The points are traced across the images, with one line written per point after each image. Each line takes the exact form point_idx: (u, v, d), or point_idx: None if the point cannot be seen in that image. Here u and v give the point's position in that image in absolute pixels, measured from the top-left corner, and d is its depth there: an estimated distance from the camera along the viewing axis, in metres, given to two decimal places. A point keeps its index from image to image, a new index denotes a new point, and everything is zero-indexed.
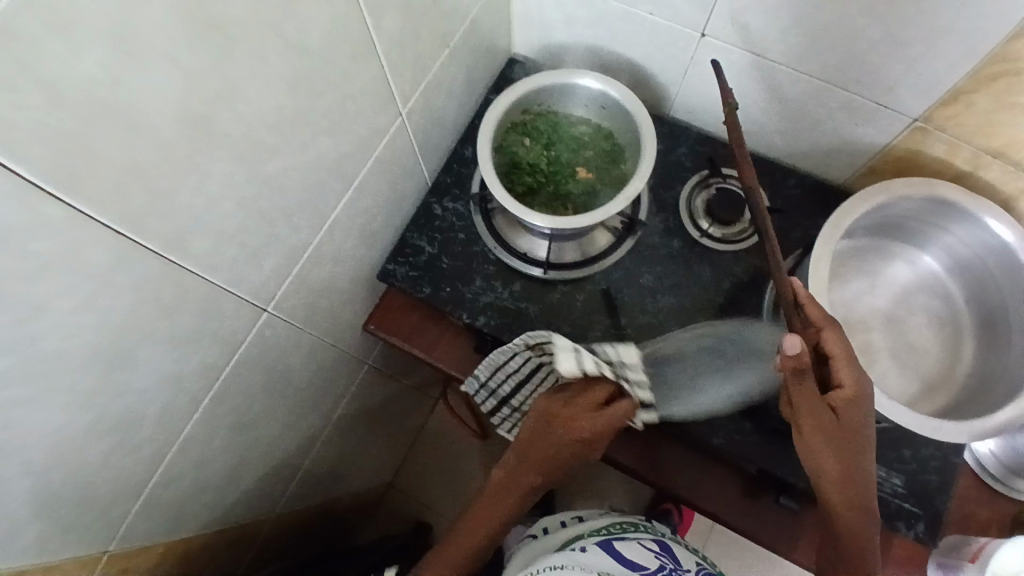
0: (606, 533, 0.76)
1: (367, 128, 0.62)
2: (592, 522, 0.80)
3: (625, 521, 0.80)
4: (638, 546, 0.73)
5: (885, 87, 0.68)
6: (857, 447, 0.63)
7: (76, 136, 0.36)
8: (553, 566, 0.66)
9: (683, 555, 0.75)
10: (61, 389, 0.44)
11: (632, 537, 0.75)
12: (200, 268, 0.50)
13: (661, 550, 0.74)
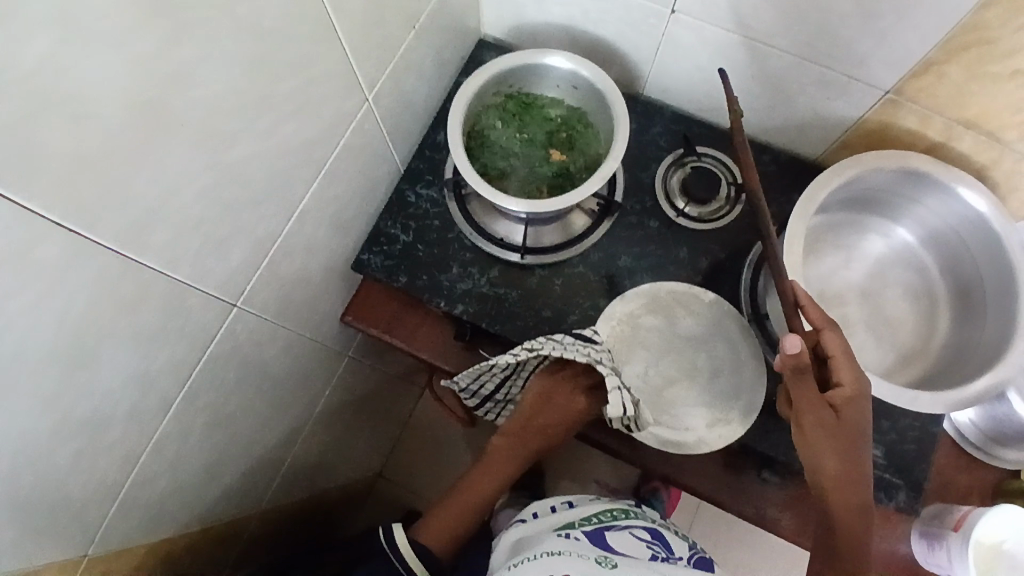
0: (597, 522, 0.76)
1: (332, 113, 0.60)
2: (583, 508, 0.80)
3: (615, 508, 0.80)
4: (629, 536, 0.74)
5: (856, 59, 0.67)
6: (858, 448, 0.64)
7: (19, 128, 0.34)
8: (551, 552, 0.67)
9: (676, 543, 0.76)
10: (20, 392, 0.42)
11: (624, 526, 0.76)
12: (162, 261, 0.48)
13: (653, 540, 0.74)
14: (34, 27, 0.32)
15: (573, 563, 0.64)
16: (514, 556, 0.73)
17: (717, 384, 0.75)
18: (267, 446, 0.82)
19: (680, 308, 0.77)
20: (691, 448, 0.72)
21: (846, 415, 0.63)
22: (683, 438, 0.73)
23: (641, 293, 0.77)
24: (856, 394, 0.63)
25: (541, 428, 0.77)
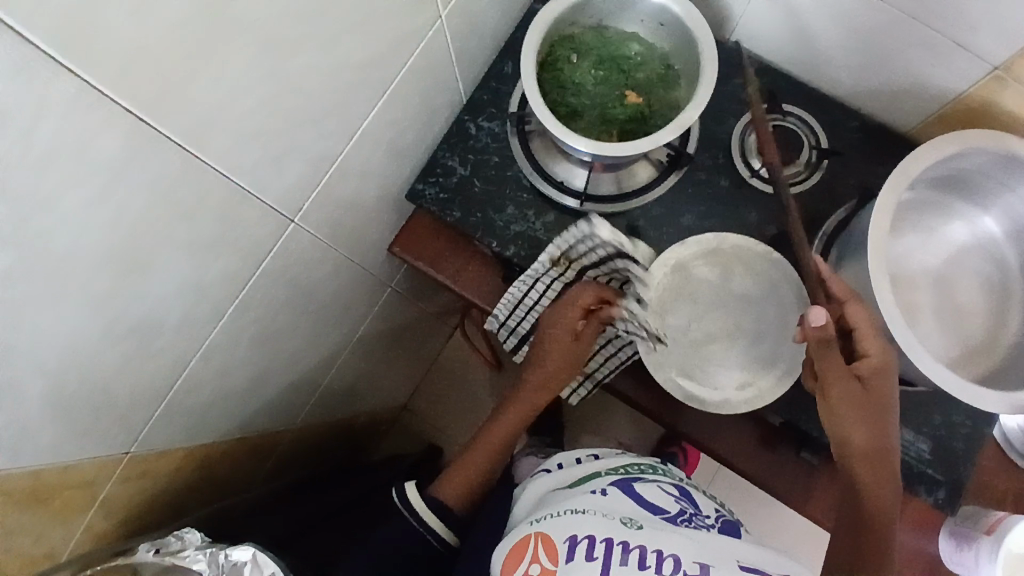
0: (623, 473, 0.74)
1: (402, 30, 0.56)
2: (609, 460, 0.79)
3: (643, 462, 0.78)
4: (658, 489, 0.72)
5: (972, 26, 0.61)
6: (885, 421, 0.63)
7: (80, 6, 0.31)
8: (575, 510, 0.65)
9: (703, 501, 0.74)
10: (75, 289, 0.41)
11: (651, 479, 0.74)
12: (222, 169, 0.46)
13: (681, 495, 0.72)
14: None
15: (598, 522, 0.63)
16: (537, 508, 0.72)
17: (759, 349, 0.72)
18: (305, 366, 0.83)
19: (738, 265, 0.73)
20: (714, 407, 0.71)
21: (873, 386, 0.63)
22: (710, 395, 0.71)
23: (699, 243, 0.72)
24: (882, 365, 0.63)
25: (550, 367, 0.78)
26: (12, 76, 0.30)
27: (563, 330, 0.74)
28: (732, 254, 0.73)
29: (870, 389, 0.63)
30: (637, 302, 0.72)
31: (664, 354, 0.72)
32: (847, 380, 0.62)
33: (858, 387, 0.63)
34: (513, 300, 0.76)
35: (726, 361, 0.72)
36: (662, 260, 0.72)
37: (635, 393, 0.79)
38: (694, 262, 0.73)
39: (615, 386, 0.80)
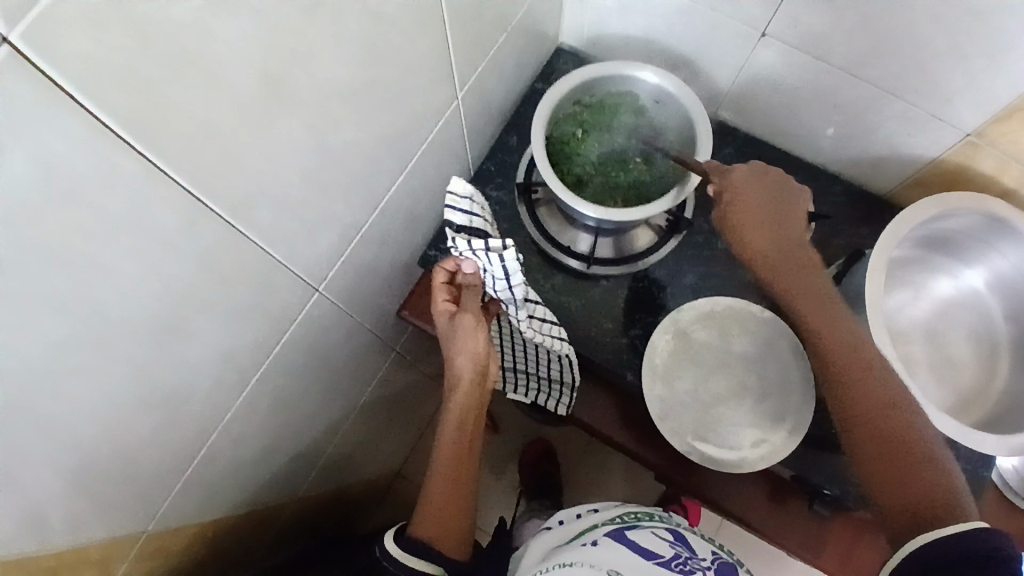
0: (618, 522, 0.73)
1: (426, 107, 0.60)
2: (606, 511, 0.77)
3: (639, 510, 0.76)
4: (652, 536, 0.71)
5: (942, 99, 0.67)
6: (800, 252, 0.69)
7: (159, 86, 0.32)
8: (563, 564, 0.65)
9: (700, 544, 0.73)
10: (119, 361, 0.42)
11: (647, 526, 0.73)
12: (263, 240, 0.48)
13: (675, 540, 0.72)
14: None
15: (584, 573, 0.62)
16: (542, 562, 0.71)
17: (766, 406, 0.74)
18: (313, 433, 0.82)
19: (734, 326, 0.76)
20: (731, 467, 0.72)
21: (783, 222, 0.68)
22: (725, 457, 0.72)
23: (695, 307, 0.76)
24: (787, 228, 0.69)
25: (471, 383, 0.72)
26: (97, 160, 0.32)
27: (444, 323, 0.70)
28: (724, 316, 0.76)
29: (772, 252, 0.68)
30: (646, 369, 0.74)
31: (676, 421, 0.73)
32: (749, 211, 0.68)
33: (777, 252, 0.68)
34: None
35: (733, 420, 0.74)
36: (661, 331, 0.75)
37: (643, 452, 0.80)
38: (690, 329, 0.75)
39: (622, 442, 0.80)
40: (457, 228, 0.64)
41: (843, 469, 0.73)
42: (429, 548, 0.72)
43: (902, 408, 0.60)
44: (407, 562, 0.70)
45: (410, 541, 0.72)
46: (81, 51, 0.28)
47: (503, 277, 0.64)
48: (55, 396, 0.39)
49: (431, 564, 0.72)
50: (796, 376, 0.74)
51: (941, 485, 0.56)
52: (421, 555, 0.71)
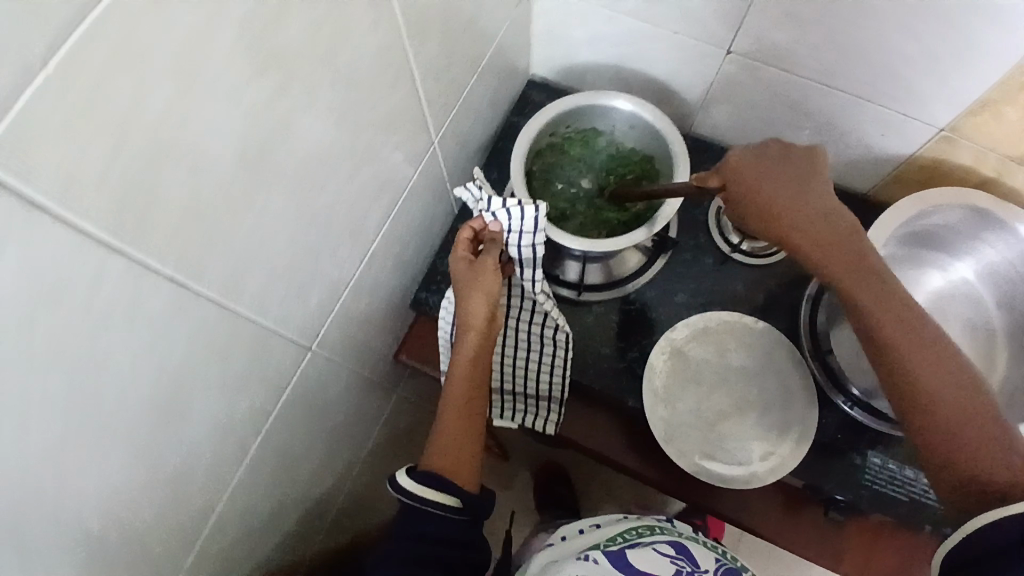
0: (620, 539, 0.70)
1: (404, 159, 0.61)
2: (608, 526, 0.74)
3: (641, 523, 0.73)
4: (652, 553, 0.67)
5: (914, 99, 0.68)
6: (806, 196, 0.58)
7: (136, 186, 0.33)
8: None
9: (704, 552, 0.69)
10: (119, 450, 0.42)
11: (647, 541, 0.69)
12: (253, 310, 0.49)
13: (677, 554, 0.67)
14: (158, 79, 0.31)
15: None
16: None
17: (770, 418, 0.74)
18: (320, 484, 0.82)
19: (730, 340, 0.77)
20: (744, 483, 0.71)
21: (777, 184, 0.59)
22: (735, 473, 0.72)
23: (689, 325, 0.76)
24: (807, 187, 0.58)
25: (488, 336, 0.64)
26: (79, 264, 0.32)
27: (461, 272, 0.62)
28: (716, 331, 0.77)
29: (797, 213, 0.57)
30: (648, 393, 0.74)
31: (682, 441, 0.73)
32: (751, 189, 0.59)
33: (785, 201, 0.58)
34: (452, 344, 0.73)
35: (738, 435, 0.74)
36: (659, 348, 0.75)
37: (652, 473, 0.80)
38: (685, 346, 0.76)
39: (630, 465, 0.80)
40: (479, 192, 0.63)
41: (854, 473, 0.73)
42: (448, 481, 0.59)
43: (961, 372, 0.52)
44: (419, 493, 0.58)
45: (425, 473, 0.59)
46: (55, 164, 0.28)
47: (530, 231, 0.62)
48: (59, 493, 0.38)
49: (447, 496, 0.59)
50: (797, 384, 0.74)
51: (1017, 457, 0.48)
52: (436, 486, 0.58)
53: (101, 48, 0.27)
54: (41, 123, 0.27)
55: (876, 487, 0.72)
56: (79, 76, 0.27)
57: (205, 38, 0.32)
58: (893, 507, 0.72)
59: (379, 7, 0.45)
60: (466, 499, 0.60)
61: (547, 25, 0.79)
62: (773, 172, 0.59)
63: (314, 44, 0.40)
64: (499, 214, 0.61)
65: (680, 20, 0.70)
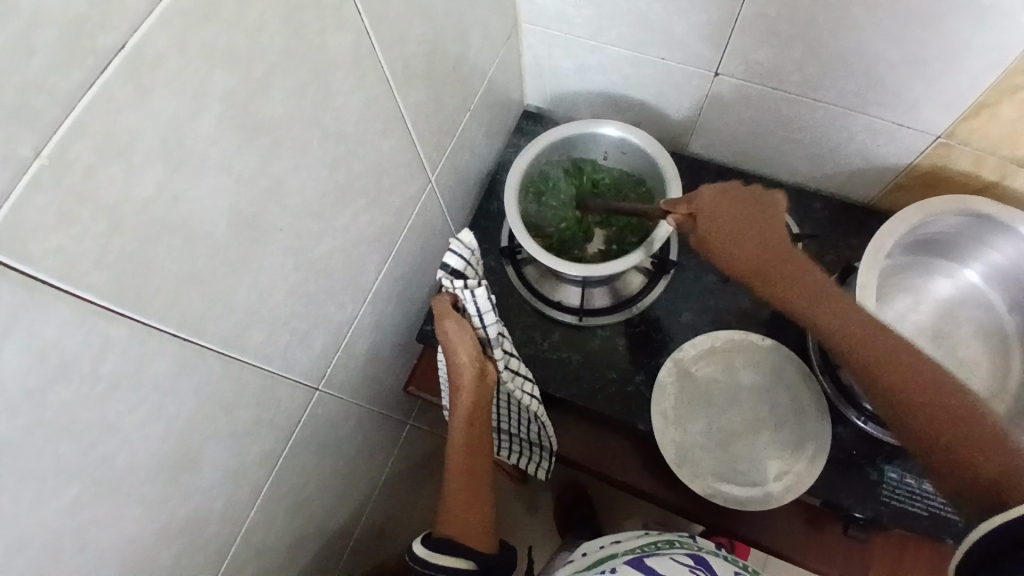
0: (639, 551, 0.69)
1: (401, 198, 0.63)
2: (628, 541, 0.73)
3: (660, 539, 0.72)
4: (670, 562, 0.65)
5: (906, 107, 0.68)
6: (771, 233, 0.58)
7: (132, 254, 0.34)
8: None
9: (722, 565, 0.66)
10: (132, 503, 0.42)
11: (665, 553, 0.68)
12: (258, 359, 0.50)
13: (696, 564, 0.65)
14: (147, 160, 0.33)
15: None
16: None
17: (783, 436, 0.73)
18: (337, 520, 0.83)
19: (739, 357, 0.76)
20: (760, 504, 0.70)
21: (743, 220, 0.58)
22: (750, 495, 0.71)
23: (697, 344, 0.76)
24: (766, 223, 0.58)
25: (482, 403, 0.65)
26: (82, 332, 0.33)
27: (441, 337, 0.60)
28: (723, 351, 0.76)
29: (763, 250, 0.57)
30: (657, 416, 0.74)
31: (695, 464, 0.73)
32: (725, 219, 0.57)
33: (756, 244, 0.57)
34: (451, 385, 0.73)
35: (750, 456, 0.73)
36: (662, 379, 0.75)
37: (667, 494, 0.79)
38: (693, 369, 0.76)
39: (646, 489, 0.80)
40: (449, 270, 0.58)
41: (872, 489, 0.72)
42: (461, 546, 0.61)
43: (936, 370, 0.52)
44: (434, 561, 0.60)
45: (438, 540, 0.62)
46: (55, 246, 0.30)
47: (481, 314, 0.59)
48: (76, 552, 0.39)
49: (461, 560, 0.61)
50: (809, 400, 0.74)
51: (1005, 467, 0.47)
52: (448, 553, 0.61)
53: (89, 140, 0.29)
54: (38, 211, 0.29)
55: (896, 502, 0.71)
56: (66, 155, 0.29)
57: (190, 111, 0.34)
58: (914, 522, 0.71)
59: (361, 62, 0.47)
60: (480, 563, 0.62)
61: (536, 57, 0.82)
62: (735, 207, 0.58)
63: (298, 105, 0.42)
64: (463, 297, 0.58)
65: (665, 45, 0.72)
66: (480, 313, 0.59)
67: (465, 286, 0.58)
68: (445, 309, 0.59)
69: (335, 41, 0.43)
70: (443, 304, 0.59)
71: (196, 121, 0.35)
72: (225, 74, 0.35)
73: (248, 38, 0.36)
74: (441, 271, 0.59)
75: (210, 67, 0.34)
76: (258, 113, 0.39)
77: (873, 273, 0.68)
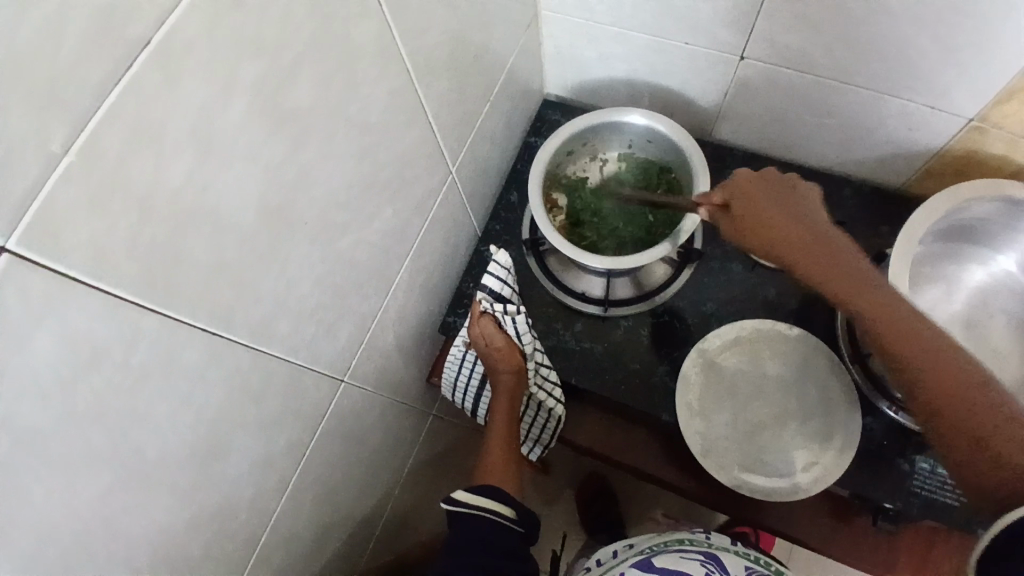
0: (649, 549, 0.69)
1: (423, 190, 0.62)
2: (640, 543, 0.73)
3: (669, 536, 0.71)
4: (682, 560, 0.66)
5: (938, 91, 0.66)
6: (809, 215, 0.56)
7: (161, 246, 0.35)
8: None
9: (734, 562, 0.66)
10: (162, 492, 0.43)
11: (673, 550, 0.67)
12: (284, 350, 0.50)
13: (706, 560, 0.66)
14: (175, 153, 0.33)
15: None
16: None
17: (812, 427, 0.72)
18: (362, 511, 0.83)
19: (766, 348, 0.75)
20: (786, 496, 0.69)
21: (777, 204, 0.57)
22: (777, 486, 0.70)
23: (722, 335, 0.75)
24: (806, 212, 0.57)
25: (514, 391, 0.74)
26: (112, 323, 0.34)
27: (481, 347, 0.71)
28: (748, 342, 0.75)
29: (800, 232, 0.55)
30: (682, 407, 0.73)
31: (721, 455, 0.72)
32: (757, 201, 0.58)
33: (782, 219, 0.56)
34: (473, 382, 0.79)
35: (777, 447, 0.72)
36: (686, 371, 0.74)
37: (691, 485, 0.78)
38: (717, 360, 0.75)
39: (670, 480, 0.79)
40: (488, 292, 0.68)
41: (903, 481, 0.70)
42: (508, 497, 0.67)
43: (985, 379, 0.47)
44: (476, 501, 0.65)
45: (481, 488, 0.67)
46: (85, 236, 0.30)
47: (516, 337, 0.69)
48: (107, 539, 0.40)
49: (502, 506, 0.66)
50: (838, 391, 0.72)
51: None
52: (488, 496, 0.66)
53: (118, 129, 0.29)
54: (67, 202, 0.29)
55: (927, 493, 0.70)
56: (94, 148, 0.29)
57: (216, 107, 0.34)
58: (945, 515, 0.69)
59: (385, 53, 0.47)
60: (523, 516, 0.67)
61: (558, 45, 0.81)
62: (773, 193, 0.58)
63: (323, 97, 0.42)
64: (503, 317, 0.69)
65: (689, 31, 0.70)
66: (518, 334, 0.69)
67: (504, 311, 0.68)
68: (487, 327, 0.70)
69: (360, 33, 0.43)
70: (483, 325, 0.70)
71: (221, 115, 0.35)
72: (251, 67, 0.35)
73: (274, 33, 0.36)
74: (481, 292, 0.69)
75: (237, 60, 0.34)
76: (283, 107, 0.39)
77: (905, 262, 0.66)
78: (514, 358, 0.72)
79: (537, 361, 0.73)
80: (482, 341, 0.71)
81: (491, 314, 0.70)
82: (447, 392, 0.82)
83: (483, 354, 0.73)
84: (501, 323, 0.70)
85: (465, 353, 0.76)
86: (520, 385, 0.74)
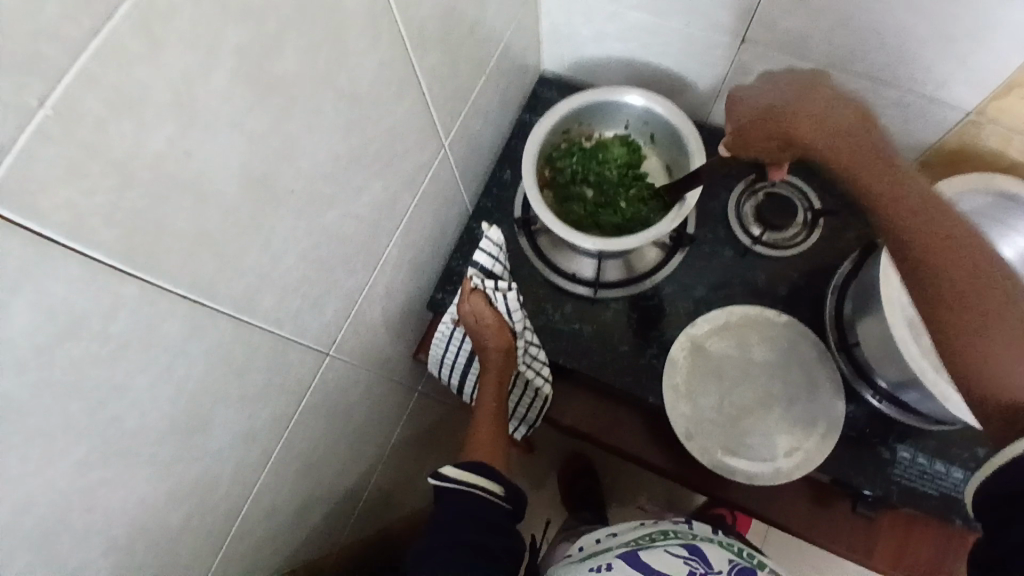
0: (634, 543, 0.69)
1: (413, 164, 0.61)
2: (625, 533, 0.73)
3: (655, 529, 0.71)
4: (665, 556, 0.66)
5: (937, 82, 0.65)
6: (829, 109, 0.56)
7: (141, 213, 0.34)
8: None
9: (717, 554, 0.67)
10: (142, 464, 0.42)
11: (659, 544, 0.68)
12: (268, 323, 0.49)
13: (690, 556, 0.66)
14: (159, 117, 0.32)
15: None
16: None
17: (795, 414, 0.73)
18: (345, 485, 0.83)
19: (753, 334, 0.76)
20: (767, 480, 0.71)
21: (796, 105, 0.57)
22: (759, 470, 0.72)
23: (710, 320, 0.76)
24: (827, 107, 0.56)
25: (504, 369, 0.74)
26: (91, 290, 0.33)
27: (471, 323, 0.71)
28: (736, 328, 0.76)
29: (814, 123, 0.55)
30: (669, 390, 0.74)
31: (704, 438, 0.73)
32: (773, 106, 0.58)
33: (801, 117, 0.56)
34: (461, 360, 0.79)
35: (762, 432, 0.73)
36: (672, 354, 0.75)
37: (674, 467, 0.79)
38: (705, 344, 0.76)
39: (653, 462, 0.80)
40: (480, 268, 0.68)
41: (882, 467, 0.71)
42: (493, 470, 0.67)
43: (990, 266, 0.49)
44: (460, 475, 0.65)
45: (470, 462, 0.67)
46: (64, 201, 0.29)
47: (507, 315, 0.70)
48: (85, 510, 0.39)
49: (493, 483, 0.66)
50: (823, 380, 0.73)
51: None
52: (476, 471, 0.66)
53: (97, 92, 0.28)
54: (44, 165, 0.28)
55: (905, 481, 0.71)
56: (73, 107, 0.28)
57: (198, 73, 0.33)
58: (923, 502, 0.70)
59: (377, 22, 0.45)
60: (510, 490, 0.67)
61: (555, 21, 0.79)
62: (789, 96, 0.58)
63: (311, 65, 0.41)
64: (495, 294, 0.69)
65: (688, 10, 0.69)
66: (510, 312, 0.69)
67: (496, 287, 0.68)
68: (479, 302, 0.69)
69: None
70: (475, 299, 0.68)
71: (206, 79, 0.33)
72: (236, 30, 0.34)
73: None
74: (473, 267, 0.69)
75: (223, 22, 0.33)
76: (269, 74, 0.38)
77: None
78: (504, 335, 0.71)
79: (526, 340, 0.73)
80: (473, 316, 0.70)
81: (482, 289, 0.68)
82: (435, 370, 0.82)
83: (472, 330, 0.72)
84: (492, 299, 0.69)
85: (454, 331, 0.76)
86: (510, 363, 0.74)
